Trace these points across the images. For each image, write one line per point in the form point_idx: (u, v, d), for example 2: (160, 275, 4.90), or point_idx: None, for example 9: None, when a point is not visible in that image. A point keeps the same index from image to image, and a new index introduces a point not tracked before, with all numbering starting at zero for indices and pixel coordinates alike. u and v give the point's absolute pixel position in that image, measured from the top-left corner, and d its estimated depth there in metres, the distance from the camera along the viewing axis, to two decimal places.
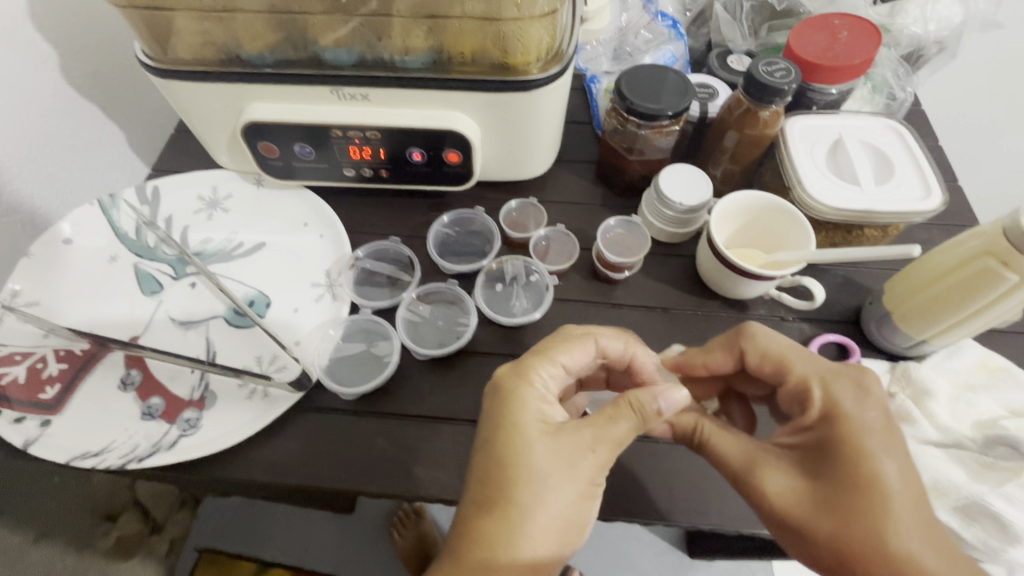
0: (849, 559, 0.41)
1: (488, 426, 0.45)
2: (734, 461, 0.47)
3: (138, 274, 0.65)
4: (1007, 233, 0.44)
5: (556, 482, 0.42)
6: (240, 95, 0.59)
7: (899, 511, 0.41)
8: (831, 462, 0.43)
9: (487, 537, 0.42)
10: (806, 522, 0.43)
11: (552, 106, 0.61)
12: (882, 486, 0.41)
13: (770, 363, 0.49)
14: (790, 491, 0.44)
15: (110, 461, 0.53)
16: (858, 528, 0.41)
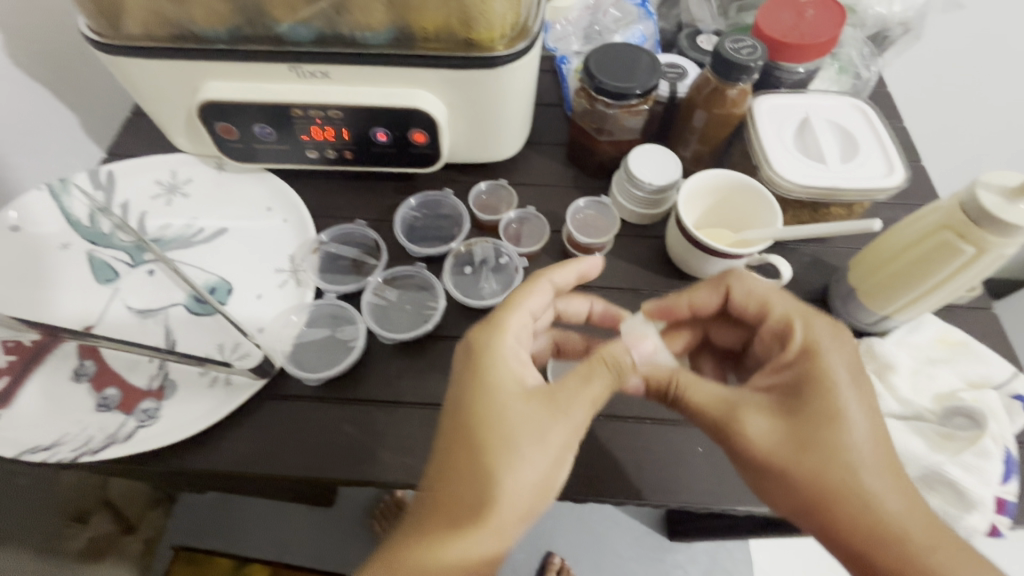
0: (823, 495, 0.42)
1: (462, 392, 0.45)
2: (715, 406, 0.46)
3: (92, 261, 0.62)
4: (965, 207, 0.44)
5: (530, 448, 0.42)
6: (195, 72, 0.56)
7: (868, 445, 0.43)
8: (810, 402, 0.44)
9: (456, 502, 0.41)
10: (786, 461, 0.43)
11: (519, 85, 0.59)
12: (855, 422, 0.43)
13: (756, 301, 0.52)
14: (771, 432, 0.44)
15: (62, 454, 0.51)
16: (834, 465, 0.42)
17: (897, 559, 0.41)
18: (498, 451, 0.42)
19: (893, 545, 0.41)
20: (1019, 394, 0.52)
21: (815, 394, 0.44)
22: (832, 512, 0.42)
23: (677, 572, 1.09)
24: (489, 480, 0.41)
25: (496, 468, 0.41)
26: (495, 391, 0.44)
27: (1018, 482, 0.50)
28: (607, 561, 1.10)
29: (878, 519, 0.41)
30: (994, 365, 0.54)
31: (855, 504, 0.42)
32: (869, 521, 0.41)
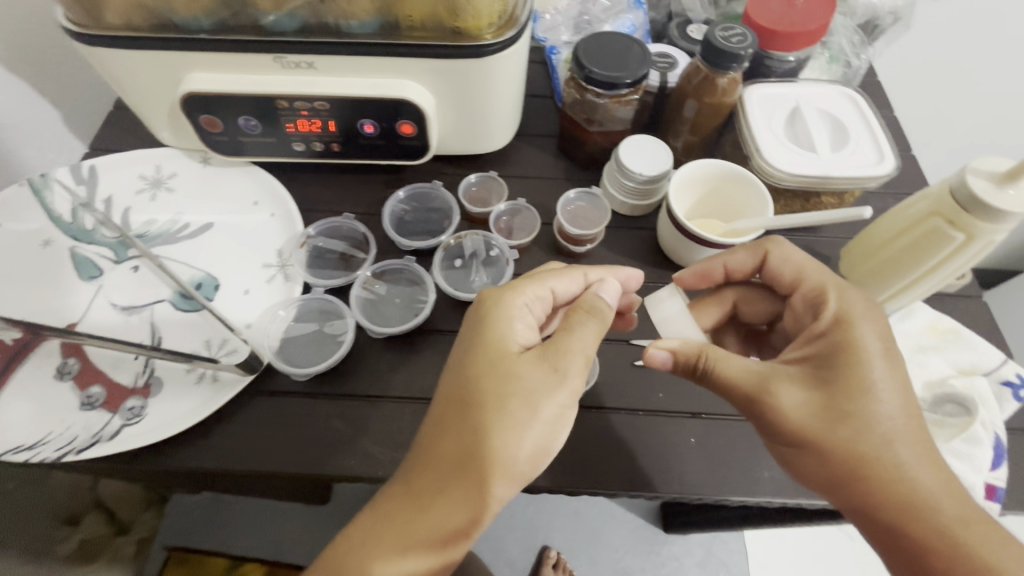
0: (855, 468, 0.42)
1: (460, 355, 0.45)
2: (748, 379, 0.45)
3: (74, 258, 0.61)
4: (954, 193, 0.44)
5: (517, 407, 0.42)
6: (176, 64, 0.55)
7: (901, 417, 0.43)
8: (846, 374, 0.43)
9: (445, 457, 0.42)
10: (820, 434, 0.42)
11: (508, 74, 0.59)
12: (890, 395, 0.42)
13: (794, 271, 0.51)
14: (805, 405, 0.43)
15: (46, 454, 0.50)
16: (869, 437, 0.42)
17: (923, 529, 0.41)
18: (487, 410, 0.42)
19: (921, 515, 0.41)
20: (1008, 380, 0.53)
21: (853, 366, 0.43)
22: (862, 484, 0.42)
23: (673, 564, 1.09)
24: (474, 439, 0.42)
25: (482, 427, 0.42)
26: (486, 351, 0.44)
27: (1008, 467, 0.50)
28: (603, 555, 1.10)
29: (907, 490, 0.41)
30: (984, 352, 0.54)
31: (886, 476, 0.42)
32: (899, 493, 0.41)
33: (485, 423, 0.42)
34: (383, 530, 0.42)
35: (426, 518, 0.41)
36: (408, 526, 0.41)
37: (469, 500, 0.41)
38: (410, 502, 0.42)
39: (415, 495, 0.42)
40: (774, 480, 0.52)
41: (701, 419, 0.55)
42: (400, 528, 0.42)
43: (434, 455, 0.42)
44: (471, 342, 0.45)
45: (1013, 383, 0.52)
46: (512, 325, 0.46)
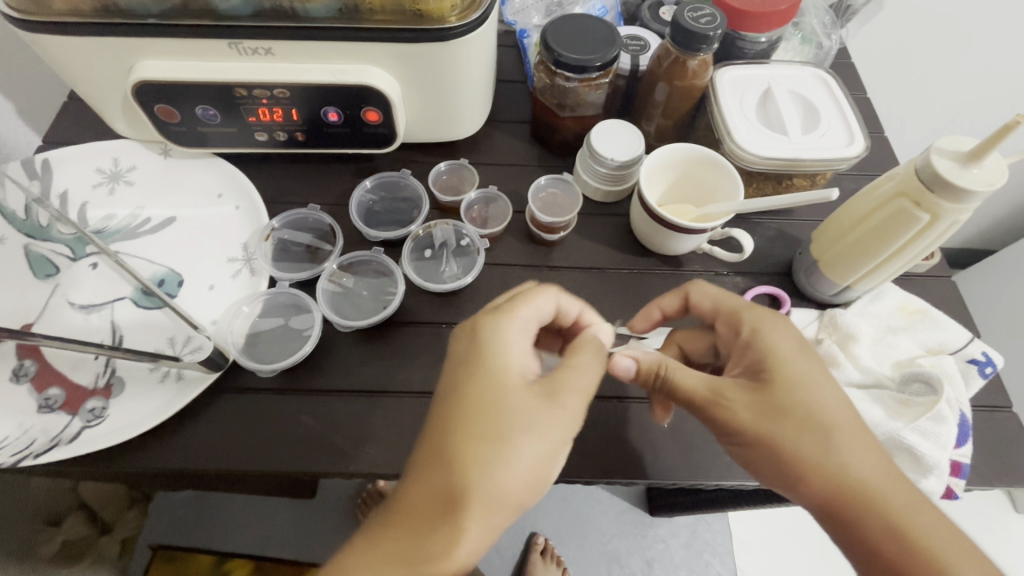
0: (801, 468, 0.43)
1: (451, 384, 0.43)
2: (694, 389, 0.46)
3: (29, 256, 0.58)
4: (920, 173, 0.44)
5: (521, 439, 0.40)
6: (126, 51, 0.53)
7: (840, 414, 0.44)
8: (778, 374, 0.45)
9: (438, 492, 0.39)
10: (762, 434, 0.44)
11: (474, 59, 0.57)
12: (827, 393, 0.44)
13: (711, 302, 0.52)
14: (752, 407, 0.44)
15: (1, 459, 0.48)
16: (809, 435, 0.43)
17: (877, 525, 0.41)
18: (485, 440, 0.40)
19: (874, 511, 0.41)
20: (974, 358, 0.53)
21: (783, 367, 0.45)
22: (810, 483, 0.43)
23: (659, 546, 1.10)
24: (476, 469, 0.39)
25: (485, 459, 0.40)
26: (476, 379, 0.42)
27: (972, 443, 0.50)
28: (590, 540, 1.11)
29: (856, 485, 0.42)
30: (952, 331, 0.54)
31: (833, 473, 0.42)
32: (848, 489, 0.42)
33: (492, 454, 0.40)
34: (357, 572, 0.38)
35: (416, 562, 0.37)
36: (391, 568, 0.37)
37: (468, 537, 0.38)
38: (396, 539, 0.39)
39: (408, 526, 0.39)
40: None
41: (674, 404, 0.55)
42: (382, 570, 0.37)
43: (427, 490, 0.39)
44: (465, 371, 0.43)
45: (979, 361, 0.53)
46: (507, 353, 0.44)
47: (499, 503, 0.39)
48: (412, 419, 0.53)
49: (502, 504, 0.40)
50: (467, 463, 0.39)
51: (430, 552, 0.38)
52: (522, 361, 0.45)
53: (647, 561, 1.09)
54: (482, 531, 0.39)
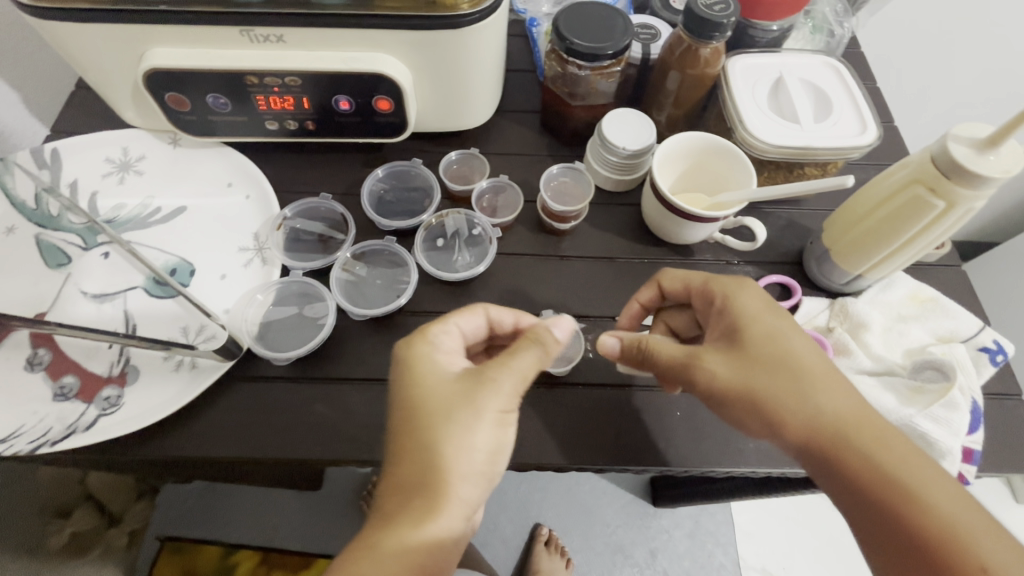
0: (782, 416, 0.44)
1: (393, 399, 0.45)
2: (673, 355, 0.46)
3: (41, 246, 0.58)
4: (935, 160, 0.44)
5: (462, 416, 0.42)
6: (136, 37, 0.52)
7: (814, 361, 0.45)
8: (751, 333, 0.46)
9: (409, 487, 0.41)
10: (745, 391, 0.44)
11: (486, 46, 0.57)
12: (798, 347, 0.45)
13: (681, 282, 0.52)
14: (729, 368, 0.45)
15: (18, 447, 0.48)
16: (784, 388, 0.44)
17: (865, 466, 0.42)
18: (429, 422, 0.42)
19: (861, 451, 0.42)
20: (985, 346, 0.53)
21: (754, 323, 0.46)
22: (797, 431, 0.43)
23: (663, 536, 1.11)
24: (434, 455, 0.41)
25: (440, 443, 0.41)
26: (411, 381, 0.44)
27: (984, 430, 0.50)
28: (595, 530, 1.12)
29: (838, 428, 0.43)
30: (963, 320, 0.55)
31: (814, 419, 0.43)
32: (833, 432, 0.43)
33: (445, 439, 0.41)
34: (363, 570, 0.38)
35: (405, 553, 0.39)
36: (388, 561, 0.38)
37: (445, 514, 0.40)
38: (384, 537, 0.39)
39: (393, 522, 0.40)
40: (758, 450, 0.53)
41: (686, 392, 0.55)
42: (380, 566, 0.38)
43: (399, 488, 0.41)
44: (400, 387, 0.45)
45: (990, 349, 0.53)
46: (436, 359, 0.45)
47: (467, 477, 0.41)
48: None
49: (470, 477, 0.41)
50: (426, 454, 0.41)
51: (416, 539, 0.39)
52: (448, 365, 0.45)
53: (651, 551, 1.10)
54: (458, 505, 0.41)
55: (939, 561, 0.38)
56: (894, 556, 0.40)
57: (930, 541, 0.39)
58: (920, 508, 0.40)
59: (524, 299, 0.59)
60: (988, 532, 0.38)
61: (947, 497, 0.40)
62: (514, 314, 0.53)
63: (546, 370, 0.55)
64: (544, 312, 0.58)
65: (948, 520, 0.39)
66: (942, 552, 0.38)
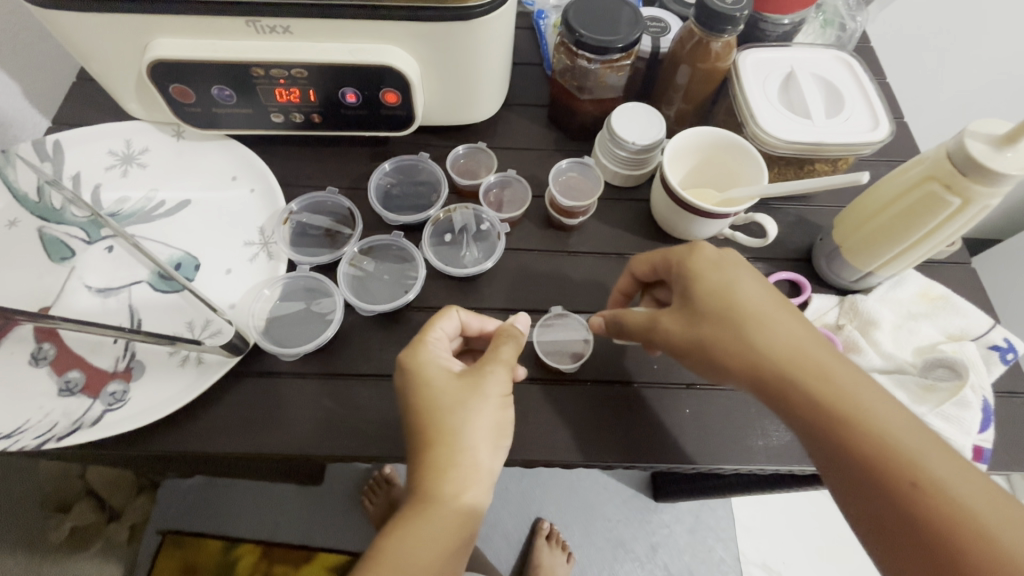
0: (727, 365, 0.43)
1: (405, 405, 0.46)
2: (636, 318, 0.49)
3: (43, 239, 0.58)
4: (952, 157, 0.44)
5: (476, 404, 0.45)
6: (140, 28, 0.52)
7: (750, 298, 0.44)
8: (692, 281, 0.45)
9: (432, 472, 0.43)
10: (687, 338, 0.45)
11: (495, 39, 0.56)
12: (743, 297, 0.44)
13: (646, 262, 0.51)
14: (679, 325, 0.46)
15: (24, 442, 0.48)
16: (725, 338, 0.43)
17: (801, 397, 0.40)
18: (448, 415, 0.44)
19: (796, 382, 0.40)
20: (996, 344, 0.53)
21: (700, 277, 0.45)
22: (734, 369, 0.43)
23: (663, 531, 1.11)
24: (459, 441, 0.44)
25: (464, 428, 0.44)
26: (422, 383, 0.46)
27: (994, 428, 0.50)
28: (596, 525, 1.12)
29: (773, 361, 0.41)
30: (974, 318, 0.54)
31: (749, 355, 0.42)
32: (771, 371, 0.41)
33: (462, 424, 0.44)
34: (411, 547, 0.41)
35: (440, 529, 0.42)
36: (424, 539, 0.41)
37: (471, 487, 0.43)
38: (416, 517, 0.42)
39: (422, 506, 0.42)
40: (768, 447, 0.53)
41: (695, 389, 0.55)
42: (417, 543, 0.41)
43: (425, 474, 0.43)
44: (406, 389, 0.47)
45: (1001, 347, 0.53)
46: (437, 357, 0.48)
47: (484, 453, 0.44)
48: None
49: (488, 453, 0.45)
50: (446, 440, 0.44)
51: (446, 516, 0.42)
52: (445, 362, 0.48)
53: (652, 546, 1.10)
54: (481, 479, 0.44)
55: (877, 480, 0.37)
56: (837, 479, 0.39)
57: (867, 462, 0.37)
58: (860, 430, 0.38)
59: (533, 295, 0.59)
60: (929, 446, 0.37)
61: (891, 415, 0.38)
62: (479, 318, 0.54)
63: (554, 366, 0.55)
64: (552, 308, 0.58)
65: (889, 440, 0.37)
66: (881, 471, 0.37)
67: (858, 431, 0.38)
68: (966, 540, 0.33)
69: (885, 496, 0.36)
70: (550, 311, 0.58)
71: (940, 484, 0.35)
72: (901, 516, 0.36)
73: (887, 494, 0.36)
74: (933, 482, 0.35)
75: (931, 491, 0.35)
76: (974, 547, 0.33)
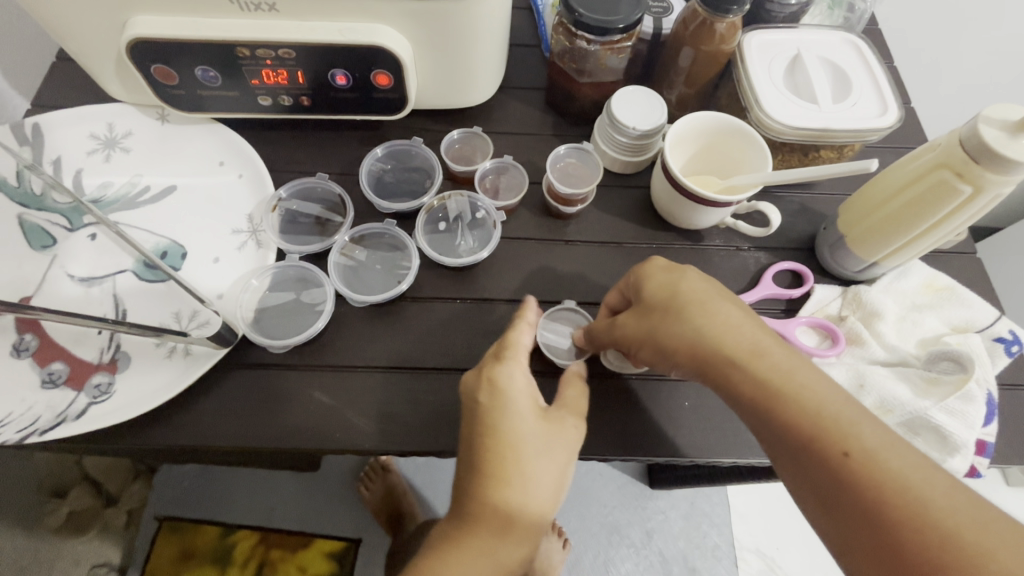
0: (674, 352, 0.44)
1: (492, 431, 0.44)
2: (600, 323, 0.50)
3: (23, 226, 0.56)
4: (964, 143, 0.42)
5: (561, 449, 0.44)
6: (118, 4, 0.49)
7: (695, 288, 0.45)
8: (644, 280, 0.47)
9: (479, 493, 0.42)
10: (641, 333, 0.46)
11: (490, 19, 0.54)
12: (691, 288, 0.45)
13: (614, 288, 0.51)
14: (632, 323, 0.46)
15: (6, 436, 0.47)
16: (672, 327, 0.44)
17: (743, 378, 0.41)
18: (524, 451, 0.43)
19: (736, 364, 0.41)
20: (1001, 336, 0.52)
21: (653, 276, 0.46)
22: (681, 355, 0.44)
23: (659, 517, 1.12)
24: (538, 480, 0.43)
25: (548, 468, 0.43)
26: (503, 406, 0.44)
27: (997, 422, 0.49)
28: (591, 512, 1.12)
29: (715, 346, 0.42)
30: (978, 309, 0.53)
31: (693, 342, 0.43)
32: (714, 356, 0.42)
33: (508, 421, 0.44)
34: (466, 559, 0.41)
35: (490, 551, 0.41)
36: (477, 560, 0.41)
37: (509, 487, 0.42)
38: (467, 532, 0.42)
39: (472, 527, 0.42)
40: None
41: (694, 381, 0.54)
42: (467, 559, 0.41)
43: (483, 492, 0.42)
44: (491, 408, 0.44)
45: (1006, 339, 0.52)
46: (507, 359, 0.47)
47: (537, 456, 0.43)
48: (427, 396, 0.51)
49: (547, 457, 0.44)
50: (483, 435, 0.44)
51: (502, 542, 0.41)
52: (524, 382, 0.46)
53: (647, 531, 1.11)
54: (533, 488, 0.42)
55: (814, 455, 0.37)
56: (780, 457, 0.40)
57: (804, 437, 0.38)
58: (795, 406, 0.38)
59: (529, 285, 0.57)
60: (863, 417, 0.38)
61: (826, 391, 0.39)
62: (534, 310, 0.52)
63: (551, 359, 0.53)
64: (563, 301, 0.57)
65: (824, 414, 0.38)
66: (817, 446, 0.37)
67: (794, 406, 0.39)
68: (896, 506, 0.34)
69: (823, 469, 0.37)
70: (548, 300, 0.57)
71: (872, 453, 0.36)
72: (838, 488, 0.36)
73: (825, 468, 0.37)
74: (865, 451, 0.36)
75: (862, 461, 0.36)
76: (903, 512, 0.34)
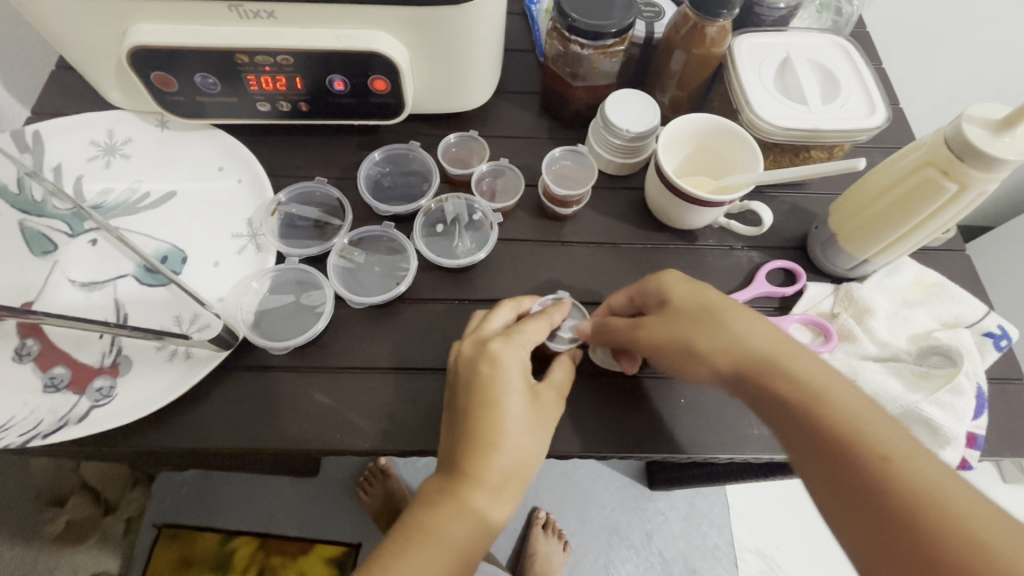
0: (707, 353, 0.44)
1: (480, 413, 0.44)
2: (620, 322, 0.49)
3: (24, 233, 0.56)
4: (949, 141, 0.43)
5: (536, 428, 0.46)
6: (117, 13, 0.50)
7: (725, 298, 0.46)
8: (674, 288, 0.48)
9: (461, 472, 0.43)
10: (671, 335, 0.46)
11: (485, 25, 0.55)
12: (724, 298, 0.46)
13: (624, 292, 0.52)
14: (662, 326, 0.47)
15: (8, 439, 0.47)
16: (708, 329, 0.45)
17: (779, 377, 0.41)
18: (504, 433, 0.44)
19: (774, 364, 0.42)
20: (990, 331, 0.53)
21: (684, 284, 0.48)
22: (716, 355, 0.44)
23: (659, 518, 1.12)
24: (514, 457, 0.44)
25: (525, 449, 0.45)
26: (497, 392, 0.45)
27: (987, 414, 0.50)
28: (591, 513, 1.12)
29: (752, 347, 0.43)
30: (968, 304, 0.54)
31: (730, 342, 0.44)
32: (750, 356, 0.43)
33: (489, 406, 0.44)
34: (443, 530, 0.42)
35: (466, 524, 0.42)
36: (451, 529, 0.42)
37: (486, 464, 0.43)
38: (446, 506, 0.43)
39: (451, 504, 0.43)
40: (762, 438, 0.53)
41: None
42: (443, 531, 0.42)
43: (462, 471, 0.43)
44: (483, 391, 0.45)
45: (995, 334, 0.52)
46: (512, 340, 0.47)
47: (519, 435, 0.45)
48: (426, 396, 0.52)
49: (525, 437, 0.45)
50: (466, 421, 0.44)
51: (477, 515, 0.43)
52: (520, 366, 0.46)
53: (647, 533, 1.11)
54: (509, 465, 0.44)
55: (848, 453, 0.37)
56: (807, 458, 0.39)
57: (839, 434, 0.37)
58: (830, 404, 0.39)
59: (526, 286, 0.58)
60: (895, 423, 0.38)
61: (857, 395, 0.39)
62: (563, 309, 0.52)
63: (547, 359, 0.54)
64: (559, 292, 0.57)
65: (860, 414, 0.38)
66: (852, 443, 0.37)
67: (829, 404, 0.39)
68: (927, 506, 0.33)
69: (858, 468, 0.36)
70: None
71: (908, 454, 0.35)
72: (872, 488, 0.35)
73: (861, 466, 0.36)
74: (905, 453, 0.36)
75: (901, 461, 0.35)
76: (938, 513, 0.33)
